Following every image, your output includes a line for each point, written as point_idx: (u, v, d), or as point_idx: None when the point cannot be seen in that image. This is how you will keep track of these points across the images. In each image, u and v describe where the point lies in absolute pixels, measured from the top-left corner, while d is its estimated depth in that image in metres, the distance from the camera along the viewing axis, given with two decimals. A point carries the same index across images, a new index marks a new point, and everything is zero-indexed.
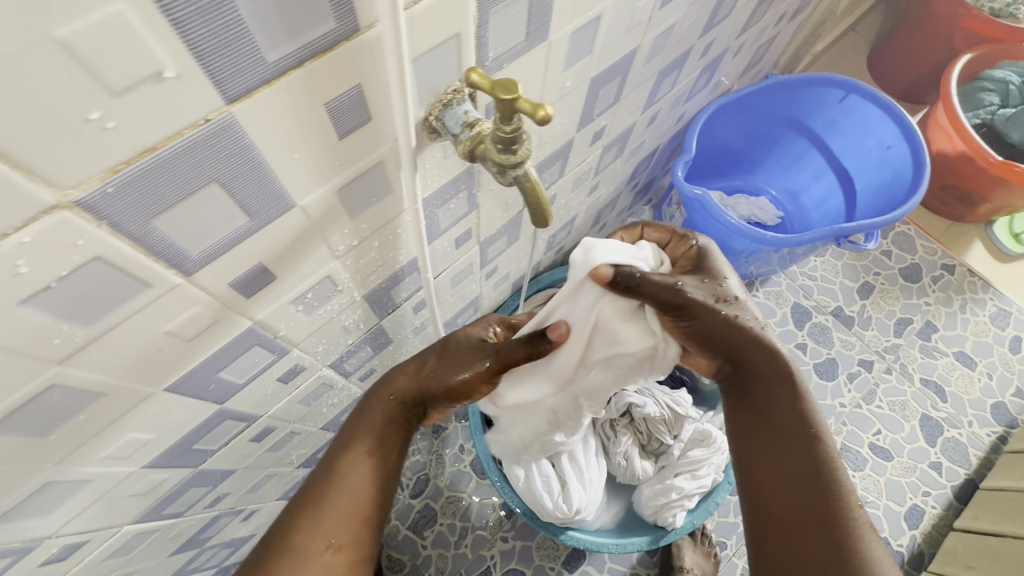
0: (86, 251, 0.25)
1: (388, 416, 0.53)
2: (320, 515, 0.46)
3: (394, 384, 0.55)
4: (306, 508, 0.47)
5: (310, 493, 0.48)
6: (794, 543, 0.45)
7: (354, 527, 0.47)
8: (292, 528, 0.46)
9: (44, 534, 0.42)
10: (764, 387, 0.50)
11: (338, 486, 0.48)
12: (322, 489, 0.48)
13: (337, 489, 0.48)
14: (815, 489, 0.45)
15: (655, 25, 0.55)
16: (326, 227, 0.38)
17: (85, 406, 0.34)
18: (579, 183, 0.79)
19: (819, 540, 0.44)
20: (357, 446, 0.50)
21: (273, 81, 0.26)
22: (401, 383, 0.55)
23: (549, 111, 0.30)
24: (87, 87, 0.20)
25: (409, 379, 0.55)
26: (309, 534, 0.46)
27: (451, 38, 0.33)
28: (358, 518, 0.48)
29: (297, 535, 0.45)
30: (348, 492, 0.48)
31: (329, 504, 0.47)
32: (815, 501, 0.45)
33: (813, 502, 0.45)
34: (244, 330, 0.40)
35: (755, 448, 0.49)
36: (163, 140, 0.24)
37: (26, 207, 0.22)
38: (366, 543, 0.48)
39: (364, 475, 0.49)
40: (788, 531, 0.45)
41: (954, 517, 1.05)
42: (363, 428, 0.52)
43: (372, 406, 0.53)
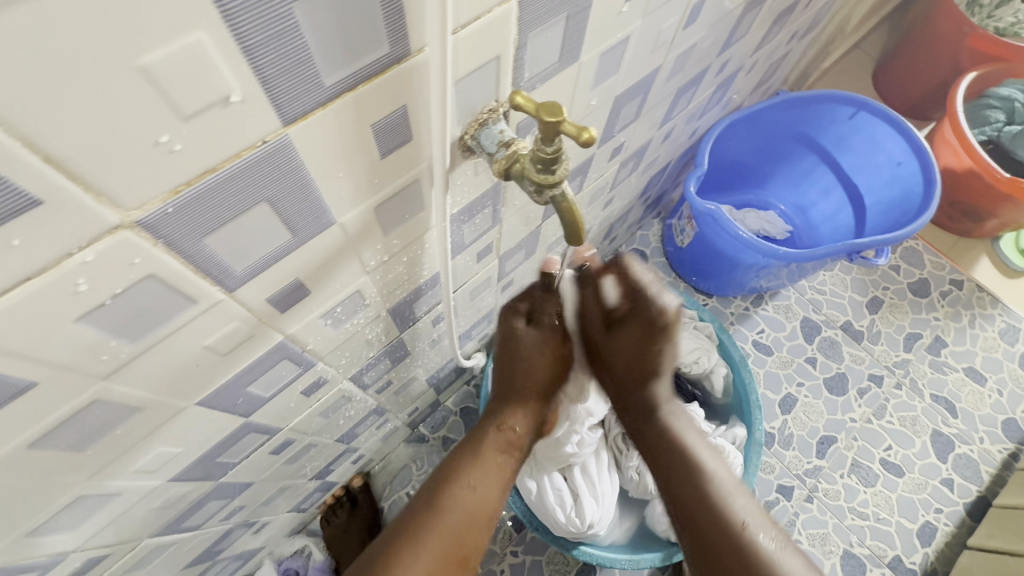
0: (141, 269, 0.25)
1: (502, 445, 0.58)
2: (422, 539, 0.50)
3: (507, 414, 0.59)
4: (407, 539, 0.50)
5: (416, 521, 0.51)
6: (710, 570, 0.50)
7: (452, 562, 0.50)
8: (394, 553, 0.49)
9: (69, 548, 0.42)
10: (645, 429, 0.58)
11: (441, 518, 0.51)
12: (425, 521, 0.51)
13: (439, 521, 0.51)
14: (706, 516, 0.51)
15: (677, 45, 0.56)
16: (360, 244, 0.38)
17: (122, 419, 0.34)
18: (596, 198, 0.79)
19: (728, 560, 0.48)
20: (462, 483, 0.54)
21: (328, 103, 0.26)
22: (516, 415, 0.59)
23: (594, 134, 0.31)
24: (158, 111, 0.20)
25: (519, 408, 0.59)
26: (411, 558, 0.48)
27: (492, 60, 0.33)
28: (453, 552, 0.51)
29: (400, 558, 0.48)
30: (447, 528, 0.51)
31: (432, 533, 0.50)
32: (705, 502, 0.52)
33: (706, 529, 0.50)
34: (277, 344, 0.41)
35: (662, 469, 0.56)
36: (223, 161, 0.24)
37: (91, 227, 0.22)
38: None
39: (466, 514, 0.52)
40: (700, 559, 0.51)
41: (967, 535, 1.04)
42: (472, 465, 0.55)
43: (484, 440, 0.58)
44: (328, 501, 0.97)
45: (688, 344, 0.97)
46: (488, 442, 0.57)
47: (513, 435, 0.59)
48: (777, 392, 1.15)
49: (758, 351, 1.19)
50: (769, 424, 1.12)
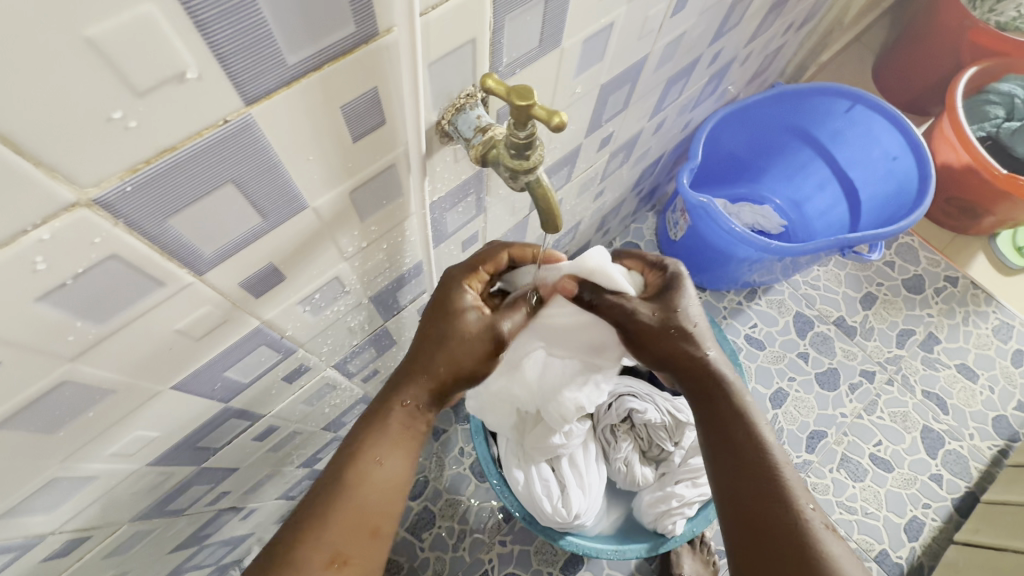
0: (103, 249, 0.25)
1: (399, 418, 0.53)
2: (326, 525, 0.48)
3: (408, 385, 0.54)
4: (312, 520, 0.48)
5: (318, 506, 0.49)
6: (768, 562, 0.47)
7: (361, 540, 0.49)
8: (295, 543, 0.47)
9: (46, 530, 0.42)
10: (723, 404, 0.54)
11: (349, 497, 0.49)
12: (328, 500, 0.49)
13: (343, 503, 0.49)
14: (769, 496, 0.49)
15: (666, 33, 0.56)
16: (336, 229, 0.38)
17: (93, 402, 0.34)
18: (586, 189, 0.79)
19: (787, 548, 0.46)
20: (367, 457, 0.51)
21: (293, 83, 0.26)
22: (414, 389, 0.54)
23: (564, 119, 0.30)
24: (111, 85, 0.20)
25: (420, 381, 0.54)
26: (313, 548, 0.47)
27: (467, 44, 0.33)
28: (360, 529, 0.49)
29: (302, 549, 0.47)
30: (356, 505, 0.49)
31: (334, 517, 0.48)
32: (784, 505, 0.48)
33: (765, 514, 0.48)
34: (253, 329, 0.40)
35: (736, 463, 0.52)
36: (183, 140, 0.24)
37: (45, 204, 0.22)
38: (373, 555, 0.50)
39: (371, 488, 0.50)
40: (749, 544, 0.48)
41: (954, 530, 1.05)
42: (377, 439, 0.52)
43: (388, 408, 0.53)
44: None
45: None
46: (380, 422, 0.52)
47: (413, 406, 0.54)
48: (769, 386, 1.15)
49: (750, 346, 1.19)
50: None
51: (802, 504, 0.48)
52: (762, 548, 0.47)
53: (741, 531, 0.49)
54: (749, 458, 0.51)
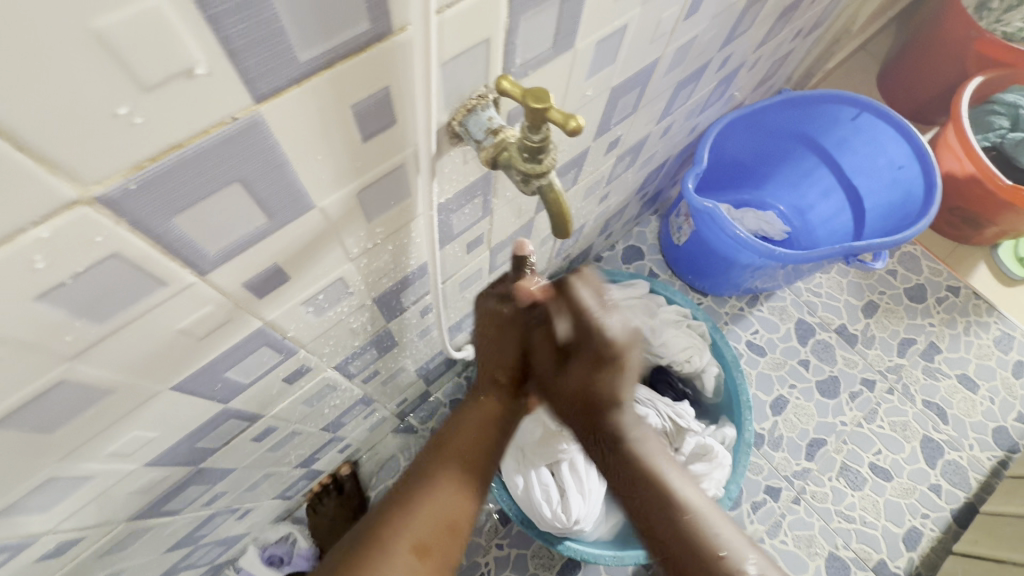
0: (105, 248, 0.24)
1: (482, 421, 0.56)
2: (408, 513, 0.49)
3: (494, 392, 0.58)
4: (398, 508, 0.49)
5: (406, 496, 0.50)
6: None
7: (440, 532, 0.49)
8: (381, 525, 0.48)
9: (41, 531, 0.41)
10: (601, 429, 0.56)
11: (439, 485, 0.51)
12: (416, 488, 0.50)
13: (427, 491, 0.50)
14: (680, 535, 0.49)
15: (677, 37, 0.55)
16: (342, 229, 0.37)
17: (91, 403, 0.33)
18: (591, 192, 0.78)
19: None
20: (448, 452, 0.53)
21: (303, 80, 0.25)
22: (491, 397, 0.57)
23: (581, 123, 0.30)
24: (117, 79, 0.19)
25: (495, 395, 0.57)
26: (397, 535, 0.47)
27: (480, 44, 0.32)
28: (441, 522, 0.49)
29: (383, 534, 0.47)
30: (444, 495, 0.50)
31: (417, 503, 0.49)
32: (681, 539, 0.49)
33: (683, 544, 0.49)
34: (255, 330, 0.40)
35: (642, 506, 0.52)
36: (190, 137, 0.23)
37: (47, 202, 0.21)
38: (449, 549, 0.49)
39: (450, 484, 0.51)
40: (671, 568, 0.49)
41: (953, 541, 1.05)
42: (465, 431, 0.55)
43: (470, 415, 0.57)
44: (315, 488, 0.97)
45: (680, 342, 0.97)
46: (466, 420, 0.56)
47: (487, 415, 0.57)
48: (769, 393, 1.15)
49: (752, 352, 1.18)
50: (759, 425, 1.12)
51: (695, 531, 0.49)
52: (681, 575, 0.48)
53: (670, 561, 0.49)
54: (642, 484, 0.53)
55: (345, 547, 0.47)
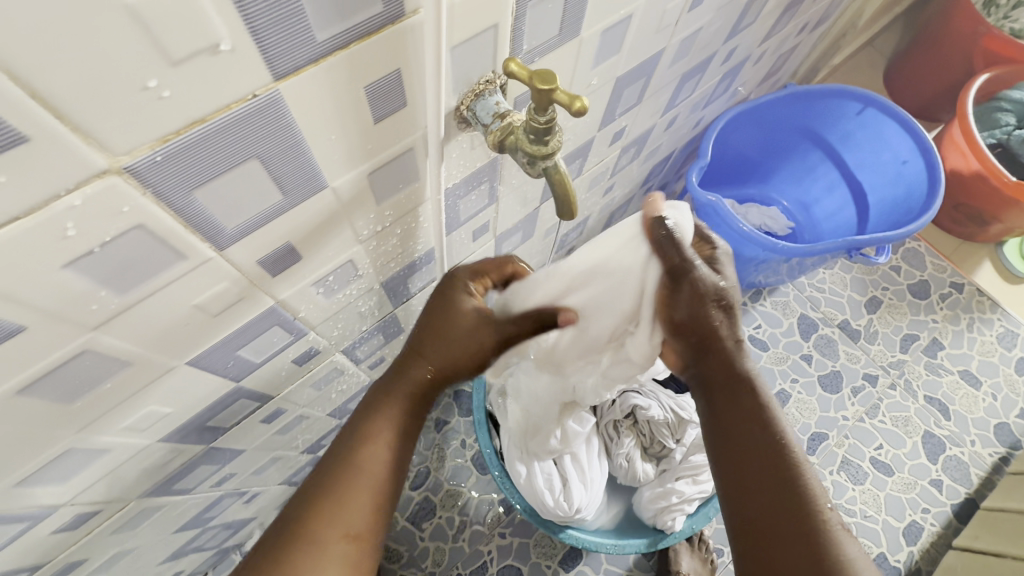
0: (130, 218, 0.26)
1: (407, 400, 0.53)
2: (333, 506, 0.48)
3: (412, 372, 0.53)
4: (321, 501, 0.48)
5: (327, 489, 0.48)
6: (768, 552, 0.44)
7: (369, 517, 0.49)
8: (306, 519, 0.47)
9: (58, 502, 0.43)
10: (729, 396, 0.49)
11: (357, 479, 0.49)
12: (337, 481, 0.49)
13: (351, 480, 0.49)
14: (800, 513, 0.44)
15: (682, 28, 0.56)
16: (353, 211, 0.39)
17: (111, 374, 0.34)
18: (596, 183, 0.79)
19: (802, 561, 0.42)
20: (368, 436, 0.51)
21: (320, 60, 0.26)
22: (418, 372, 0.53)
23: (586, 103, 0.30)
24: (147, 53, 0.21)
25: (423, 364, 0.53)
26: (328, 527, 0.47)
27: (488, 29, 0.33)
28: (369, 507, 0.49)
29: (311, 529, 0.47)
30: (363, 486, 0.49)
31: (342, 496, 0.48)
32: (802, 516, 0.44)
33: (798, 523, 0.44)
34: (267, 309, 0.41)
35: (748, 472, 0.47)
36: (212, 112, 0.24)
37: (79, 170, 0.22)
38: (380, 525, 0.50)
39: (374, 465, 0.50)
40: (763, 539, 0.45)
41: (953, 536, 1.05)
42: (376, 419, 0.52)
43: (393, 394, 0.53)
44: None
45: None
46: (388, 400, 0.53)
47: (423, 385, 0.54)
48: (771, 387, 1.15)
49: (754, 346, 1.19)
50: None
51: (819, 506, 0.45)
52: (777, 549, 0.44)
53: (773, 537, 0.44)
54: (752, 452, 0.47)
55: (273, 543, 0.47)
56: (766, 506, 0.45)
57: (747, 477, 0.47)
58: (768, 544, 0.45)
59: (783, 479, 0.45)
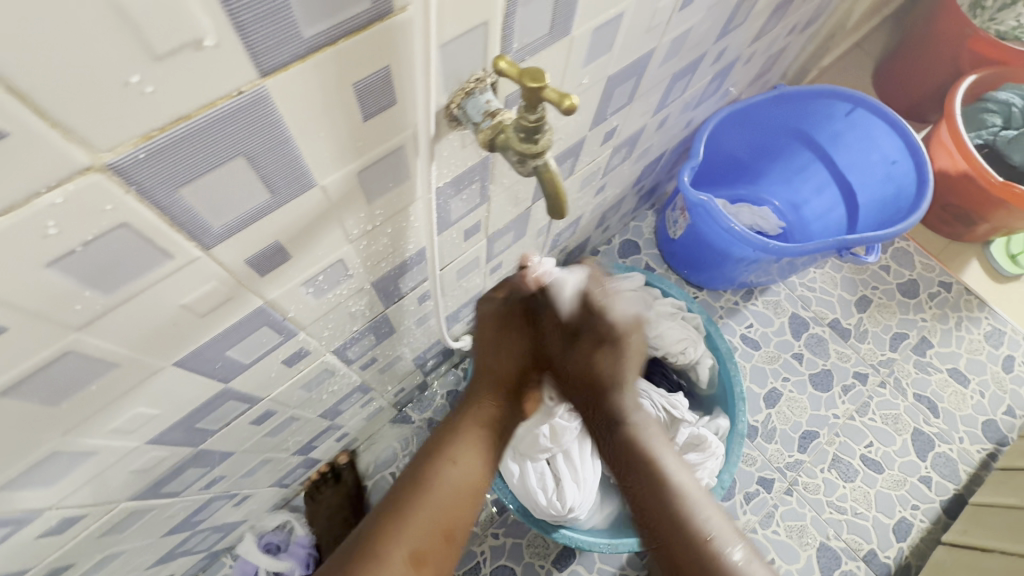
0: (113, 217, 0.25)
1: (479, 424, 0.60)
2: (402, 524, 0.51)
3: (484, 394, 0.62)
4: (394, 518, 0.51)
5: (400, 505, 0.52)
6: None
7: (433, 541, 0.52)
8: (378, 535, 0.50)
9: (43, 506, 0.42)
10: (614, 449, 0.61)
11: (428, 496, 0.53)
12: (412, 496, 0.53)
13: (425, 498, 0.53)
14: (690, 542, 0.53)
15: (673, 28, 0.56)
16: (343, 210, 0.38)
17: (96, 375, 0.34)
18: (587, 183, 0.79)
19: None
20: (444, 456, 0.56)
21: (308, 57, 0.26)
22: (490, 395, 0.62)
23: (575, 101, 0.30)
24: (130, 48, 0.20)
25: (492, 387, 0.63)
26: (395, 546, 0.50)
27: (478, 26, 0.33)
28: (435, 530, 0.53)
29: (380, 545, 0.50)
30: (435, 506, 0.53)
31: (412, 513, 0.52)
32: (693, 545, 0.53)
33: (689, 549, 0.53)
34: (256, 308, 0.40)
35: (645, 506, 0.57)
36: (197, 109, 0.24)
37: (60, 167, 0.22)
38: (444, 555, 0.53)
39: (450, 484, 0.55)
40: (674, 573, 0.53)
41: (942, 531, 1.06)
42: (453, 439, 0.58)
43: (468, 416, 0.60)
44: (313, 477, 0.97)
45: (675, 334, 0.98)
46: (465, 419, 0.60)
47: (488, 414, 0.61)
48: (763, 385, 1.16)
49: (746, 345, 1.19)
50: (753, 417, 1.14)
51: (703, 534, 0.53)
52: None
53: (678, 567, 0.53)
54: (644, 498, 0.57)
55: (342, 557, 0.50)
56: (667, 543, 0.54)
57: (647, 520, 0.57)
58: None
59: (668, 516, 0.55)
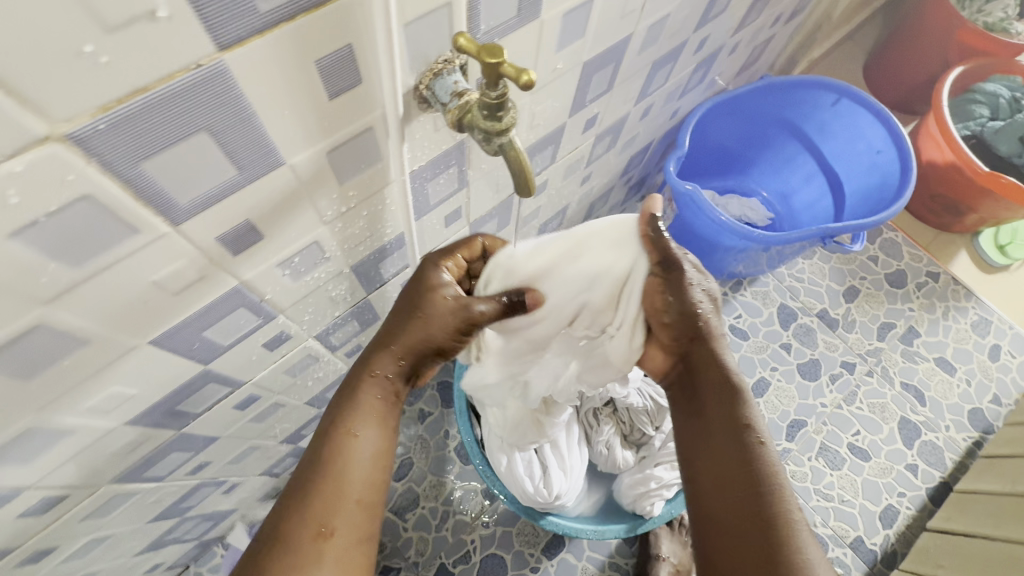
0: (76, 189, 0.26)
1: (378, 392, 0.52)
2: (303, 505, 0.47)
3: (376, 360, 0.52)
4: (295, 501, 0.48)
5: (299, 486, 0.48)
6: (722, 538, 0.48)
7: (341, 514, 0.48)
8: (281, 520, 0.47)
9: (24, 484, 0.43)
10: (710, 395, 0.54)
11: (326, 473, 0.49)
12: (309, 476, 0.49)
13: (323, 477, 0.49)
14: (766, 511, 0.47)
15: (649, 14, 0.56)
16: (314, 190, 0.39)
17: (69, 351, 0.34)
18: (571, 172, 0.80)
19: (751, 544, 0.46)
20: (338, 430, 0.50)
21: (266, 32, 0.26)
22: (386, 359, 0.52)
23: (533, 76, 0.31)
24: (81, 18, 0.21)
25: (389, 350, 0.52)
26: (299, 528, 0.46)
27: (442, 7, 0.34)
28: (343, 503, 0.48)
29: (286, 528, 0.47)
30: (334, 480, 0.49)
31: (311, 492, 0.48)
32: (759, 511, 0.47)
33: (757, 513, 0.47)
34: (231, 289, 0.41)
35: (714, 456, 0.51)
36: (155, 81, 0.24)
37: (18, 136, 0.22)
38: (359, 524, 0.49)
39: (348, 458, 0.49)
40: (719, 527, 0.48)
41: (927, 518, 1.07)
42: (345, 411, 0.51)
43: (360, 385, 0.52)
44: None
45: None
46: (358, 389, 0.52)
47: (393, 379, 0.53)
48: (751, 375, 1.17)
49: (734, 336, 1.20)
50: None
51: (787, 509, 0.47)
52: (733, 534, 0.47)
53: (733, 525, 0.47)
54: (722, 449, 0.51)
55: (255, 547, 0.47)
56: (729, 497, 0.49)
57: (715, 468, 0.51)
58: (722, 528, 0.48)
59: (750, 475, 0.49)
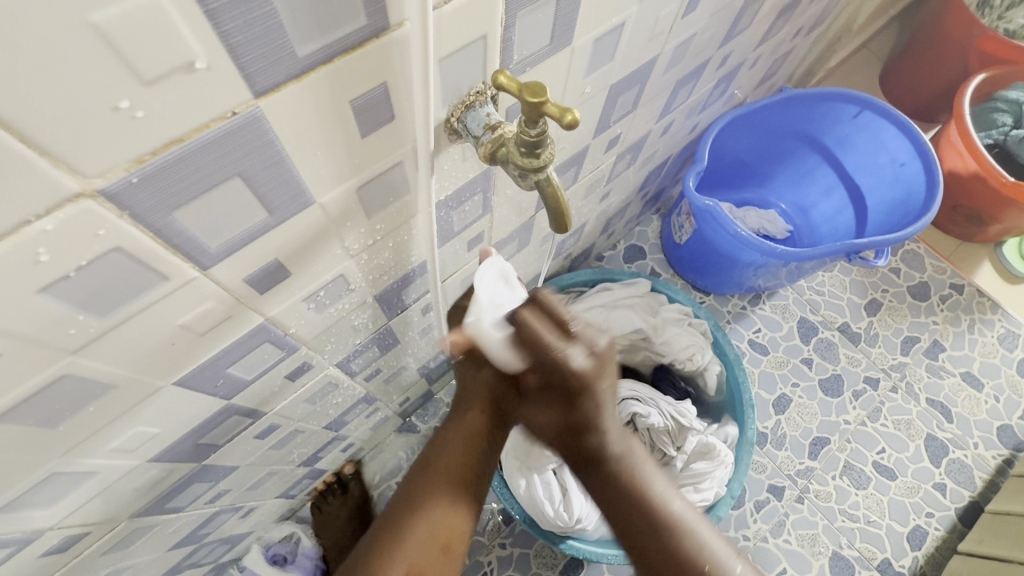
0: (107, 242, 0.25)
1: (472, 436, 0.55)
2: (398, 541, 0.48)
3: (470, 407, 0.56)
4: (389, 535, 0.48)
5: (393, 521, 0.49)
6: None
7: (433, 554, 0.48)
8: (373, 554, 0.47)
9: (45, 526, 0.42)
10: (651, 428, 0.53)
11: (421, 510, 0.49)
12: (404, 511, 0.49)
13: (418, 513, 0.49)
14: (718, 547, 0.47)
15: (676, 35, 0.55)
16: (342, 226, 0.38)
17: (94, 397, 0.33)
18: (592, 190, 0.78)
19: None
20: (435, 469, 0.52)
21: (302, 77, 0.25)
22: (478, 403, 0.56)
23: (576, 116, 0.30)
24: (118, 74, 0.20)
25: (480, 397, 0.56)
26: (392, 563, 0.46)
27: (477, 40, 0.33)
28: (434, 543, 0.48)
29: (378, 561, 0.46)
30: (430, 519, 0.49)
31: (405, 529, 0.48)
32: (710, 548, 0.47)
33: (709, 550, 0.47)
34: (256, 326, 0.40)
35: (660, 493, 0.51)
36: (190, 131, 0.23)
37: (50, 194, 0.21)
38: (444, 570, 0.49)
39: (444, 496, 0.51)
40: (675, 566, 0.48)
41: (958, 541, 1.04)
42: (442, 452, 0.53)
43: (455, 427, 0.55)
44: (319, 487, 0.97)
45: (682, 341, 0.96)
46: (452, 432, 0.55)
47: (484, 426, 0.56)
48: (772, 391, 1.14)
49: (754, 351, 1.18)
50: (762, 424, 1.12)
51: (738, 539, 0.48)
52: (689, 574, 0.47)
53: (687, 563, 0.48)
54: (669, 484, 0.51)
55: None
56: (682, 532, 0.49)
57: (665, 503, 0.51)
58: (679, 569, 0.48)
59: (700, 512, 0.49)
